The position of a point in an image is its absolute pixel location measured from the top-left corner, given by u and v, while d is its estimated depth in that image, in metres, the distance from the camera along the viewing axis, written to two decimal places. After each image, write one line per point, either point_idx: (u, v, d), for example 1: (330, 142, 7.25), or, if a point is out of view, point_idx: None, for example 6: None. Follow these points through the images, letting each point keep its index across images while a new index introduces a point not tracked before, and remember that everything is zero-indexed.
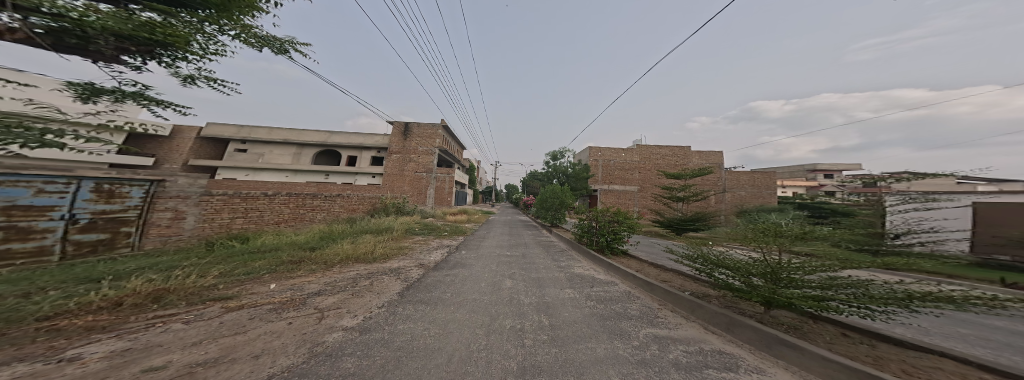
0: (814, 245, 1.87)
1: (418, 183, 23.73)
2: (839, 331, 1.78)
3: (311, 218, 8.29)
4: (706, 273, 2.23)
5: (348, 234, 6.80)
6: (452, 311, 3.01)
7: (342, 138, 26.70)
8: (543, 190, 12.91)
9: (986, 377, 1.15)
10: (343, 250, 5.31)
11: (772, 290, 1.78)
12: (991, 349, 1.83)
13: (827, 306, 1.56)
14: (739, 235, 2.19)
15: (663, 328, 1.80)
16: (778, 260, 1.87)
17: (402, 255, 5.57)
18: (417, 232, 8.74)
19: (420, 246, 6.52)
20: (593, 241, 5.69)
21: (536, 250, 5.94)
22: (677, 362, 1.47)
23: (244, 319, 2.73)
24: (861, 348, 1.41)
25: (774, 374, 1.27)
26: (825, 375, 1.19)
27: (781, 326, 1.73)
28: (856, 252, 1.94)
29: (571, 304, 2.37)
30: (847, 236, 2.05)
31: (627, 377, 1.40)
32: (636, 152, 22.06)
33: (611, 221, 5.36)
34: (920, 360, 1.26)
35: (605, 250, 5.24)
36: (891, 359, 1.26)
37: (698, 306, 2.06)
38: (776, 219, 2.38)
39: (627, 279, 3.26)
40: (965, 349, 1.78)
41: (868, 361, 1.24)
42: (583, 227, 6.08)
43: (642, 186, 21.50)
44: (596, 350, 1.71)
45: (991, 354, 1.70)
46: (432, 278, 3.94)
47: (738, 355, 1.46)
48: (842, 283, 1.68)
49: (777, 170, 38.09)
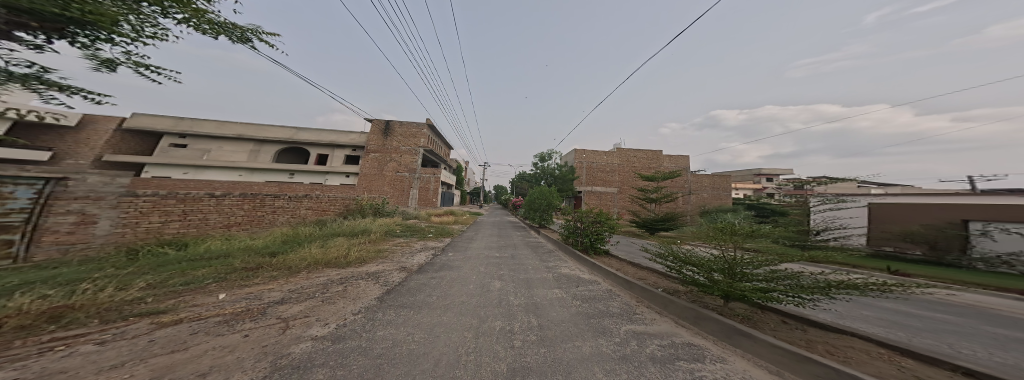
0: (760, 242, 2.22)
1: (400, 184, 22.67)
2: (780, 318, 2.13)
3: (269, 221, 7.44)
4: (675, 270, 2.51)
5: (316, 238, 6.19)
6: (438, 315, 2.96)
7: (310, 134, 24.12)
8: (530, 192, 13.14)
9: (884, 351, 1.46)
10: (311, 255, 4.86)
11: (730, 284, 2.08)
12: (883, 327, 2.33)
13: (770, 296, 1.89)
14: (703, 234, 2.48)
15: (640, 324, 1.99)
16: (734, 256, 2.20)
17: (380, 259, 5.26)
18: (396, 234, 8.26)
19: (402, 249, 6.22)
20: (578, 241, 5.97)
21: (524, 251, 6.03)
22: (653, 356, 1.65)
23: (183, 334, 2.38)
24: (796, 333, 1.72)
25: (732, 361, 1.51)
26: (775, 360, 1.44)
27: (737, 317, 2.02)
28: (791, 247, 2.34)
29: (558, 304, 2.50)
30: (784, 233, 2.45)
31: (610, 374, 1.55)
32: (616, 155, 23.38)
33: (594, 221, 5.64)
34: (838, 341, 1.58)
35: (589, 250, 5.53)
36: (817, 341, 1.56)
37: (669, 302, 2.33)
38: (730, 218, 2.73)
39: (609, 278, 3.48)
40: (866, 328, 2.26)
41: (802, 345, 1.52)
42: (569, 228, 6.34)
43: (622, 188, 22.85)
44: (582, 348, 1.85)
45: (884, 331, 2.17)
46: (415, 281, 3.82)
47: (705, 346, 1.68)
48: (781, 275, 2.03)
49: (731, 173, 43.08)
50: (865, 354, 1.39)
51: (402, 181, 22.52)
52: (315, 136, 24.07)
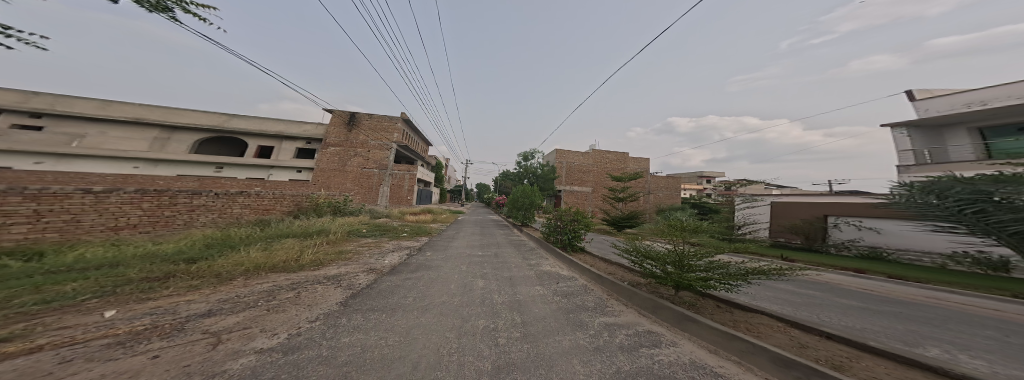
0: (702, 236, 2.70)
1: (365, 179, 21.82)
2: (716, 303, 2.69)
3: (185, 222, 6.61)
4: (639, 264, 2.95)
5: (255, 241, 5.22)
6: (416, 317, 2.93)
7: (246, 122, 22.47)
8: (513, 191, 13.20)
9: (775, 324, 2.07)
10: (250, 258, 4.18)
11: (680, 275, 2.56)
12: (778, 303, 3.11)
13: (709, 284, 2.42)
14: (662, 231, 2.91)
15: (611, 316, 2.36)
16: (684, 250, 2.67)
17: (344, 260, 4.84)
18: (361, 234, 7.63)
19: (370, 249, 5.83)
20: (558, 238, 6.30)
21: (506, 250, 6.22)
22: (622, 345, 1.98)
23: (46, 365, 1.74)
24: (728, 315, 2.24)
25: (682, 344, 1.96)
26: (710, 340, 1.97)
27: (685, 304, 2.51)
28: (723, 240, 2.91)
29: (540, 301, 2.86)
30: (718, 228, 3.03)
31: (586, 363, 1.88)
32: (591, 156, 24.82)
33: (572, 219, 5.98)
34: (752, 319, 2.13)
35: (568, 247, 5.89)
36: (742, 322, 2.07)
37: (633, 294, 2.82)
38: (680, 215, 3.22)
39: (584, 273, 3.93)
40: (767, 304, 3.02)
41: (731, 324, 2.05)
42: (550, 226, 6.65)
43: (596, 186, 24.22)
44: (562, 342, 2.16)
45: (776, 306, 2.95)
46: (386, 283, 3.71)
47: (660, 332, 2.10)
48: (716, 265, 2.57)
49: (682, 174, 49.51)
50: (770, 328, 1.95)
51: (369, 176, 21.73)
52: (253, 125, 22.46)
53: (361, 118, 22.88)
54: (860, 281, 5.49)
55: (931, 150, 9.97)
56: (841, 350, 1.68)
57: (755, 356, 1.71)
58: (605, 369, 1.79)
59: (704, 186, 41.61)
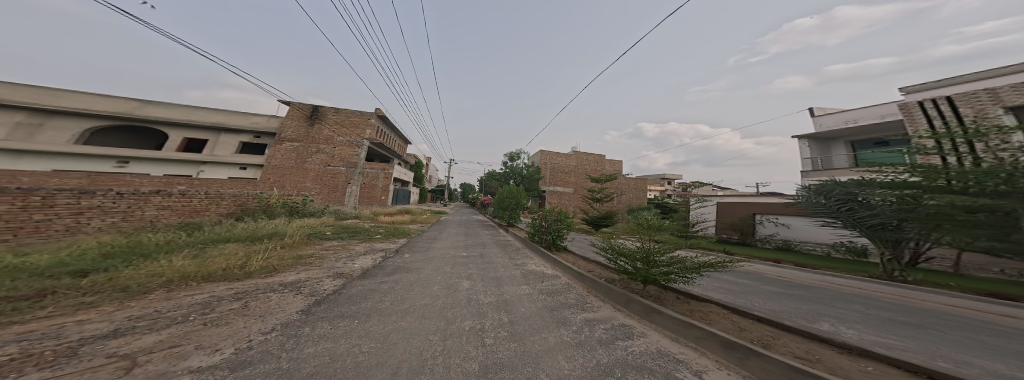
0: (664, 233, 3.05)
1: (331, 178, 21.60)
2: (676, 295, 3.26)
3: (68, 228, 5.78)
4: (614, 261, 3.28)
5: (177, 249, 4.47)
6: (394, 321, 2.79)
7: (174, 114, 21.03)
8: (499, 192, 13.09)
9: (709, 310, 2.83)
10: (178, 266, 3.60)
11: (648, 271, 2.94)
12: (718, 291, 3.73)
13: (669, 277, 2.89)
14: (632, 230, 3.20)
15: (591, 312, 2.78)
16: (650, 247, 3.01)
17: (305, 265, 4.47)
18: (325, 237, 7.29)
19: (336, 253, 5.47)
20: (542, 238, 6.47)
21: (492, 250, 6.36)
22: (600, 338, 2.37)
23: None
24: (685, 304, 2.95)
25: (649, 334, 2.51)
26: (672, 328, 2.56)
27: (650, 296, 3.09)
28: (681, 237, 3.33)
29: (526, 300, 3.15)
30: (677, 226, 3.45)
31: (570, 358, 2.06)
32: (573, 157, 25.61)
33: (556, 220, 6.24)
34: (696, 306, 2.92)
35: (552, 246, 6.12)
36: (698, 311, 2.80)
37: (609, 290, 3.37)
38: (646, 214, 3.56)
39: (566, 272, 4.39)
40: (711, 293, 3.62)
41: (689, 313, 2.74)
42: (535, 226, 6.82)
43: (577, 186, 25.08)
44: (549, 339, 2.35)
45: (718, 294, 3.55)
46: (356, 289, 3.52)
47: (632, 324, 2.63)
48: (676, 260, 2.98)
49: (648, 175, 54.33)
50: (713, 315, 2.71)
51: (335, 175, 21.63)
52: (176, 115, 21.16)
53: (327, 113, 22.61)
54: (781, 269, 6.74)
55: (821, 158, 12.67)
56: (766, 329, 2.42)
57: (704, 334, 2.31)
58: (587, 361, 2.03)
59: (668, 188, 45.81)
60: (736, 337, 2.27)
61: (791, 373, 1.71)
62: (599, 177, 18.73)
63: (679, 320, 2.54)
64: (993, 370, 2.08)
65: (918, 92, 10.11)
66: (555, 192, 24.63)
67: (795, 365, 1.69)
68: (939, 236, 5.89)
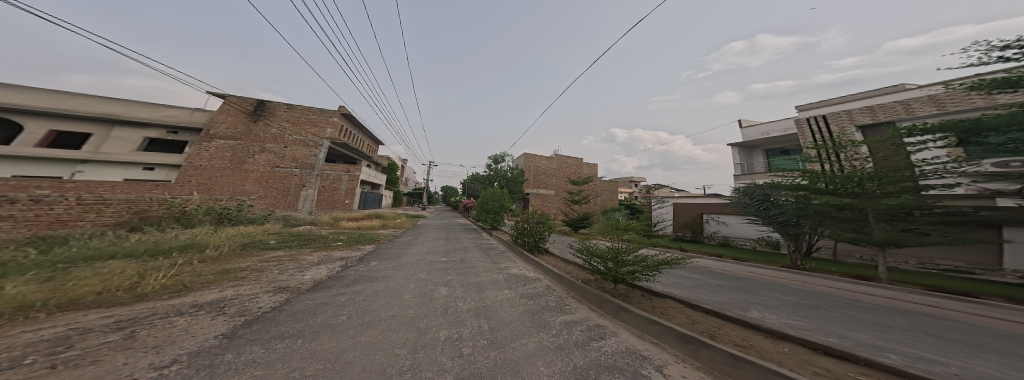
0: (631, 234, 3.35)
1: (281, 181, 18.66)
2: (640, 292, 3.77)
3: None
4: (590, 262, 3.54)
5: (18, 272, 3.33)
6: (351, 338, 2.50)
7: (41, 96, 16.18)
8: (483, 194, 12.83)
9: (664, 305, 3.42)
10: (17, 294, 2.67)
11: (617, 271, 3.25)
12: (675, 286, 4.26)
13: (635, 275, 3.23)
14: (605, 232, 3.45)
15: (568, 314, 3.08)
16: (619, 248, 3.30)
17: (240, 279, 3.81)
18: (266, 246, 6.28)
19: (283, 264, 4.76)
20: (525, 241, 6.58)
21: (474, 254, 6.26)
22: (575, 340, 2.54)
23: None
24: (648, 300, 3.51)
25: (617, 332, 2.82)
26: (637, 323, 2.93)
27: (620, 295, 3.52)
28: (645, 236, 3.69)
29: (508, 306, 3.25)
30: (642, 226, 3.79)
31: (548, 361, 2.15)
32: (553, 161, 26.31)
33: (538, 222, 6.39)
34: (656, 302, 3.48)
35: (534, 249, 6.26)
36: (659, 306, 3.36)
37: (584, 291, 3.73)
38: (617, 215, 3.85)
39: (548, 275, 4.62)
40: (668, 288, 4.12)
41: (651, 309, 3.26)
42: (518, 229, 6.86)
43: (557, 188, 25.78)
44: (528, 344, 2.42)
45: (673, 288, 4.09)
46: (303, 304, 3.09)
47: (603, 323, 2.98)
48: (640, 259, 3.32)
49: (622, 180, 58.28)
50: (668, 308, 3.34)
51: (286, 177, 18.74)
52: (42, 99, 16.20)
53: (278, 110, 20.30)
54: (721, 263, 7.97)
55: (745, 165, 15.10)
56: (713, 321, 3.05)
57: (659, 327, 2.71)
58: (564, 362, 2.15)
59: (637, 190, 49.54)
60: (689, 330, 2.75)
61: (732, 362, 2.04)
62: (577, 181, 19.75)
63: (644, 318, 2.88)
64: (862, 341, 2.98)
65: (808, 109, 12.59)
66: (539, 196, 25.01)
67: (738, 355, 2.02)
68: (822, 229, 7.63)
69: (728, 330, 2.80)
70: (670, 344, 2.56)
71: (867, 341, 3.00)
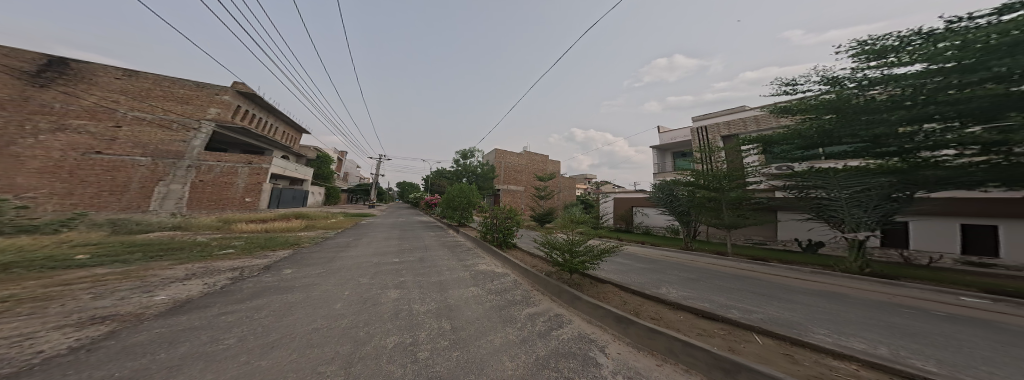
0: (584, 228, 3.63)
1: (113, 174, 15.40)
2: (592, 279, 4.23)
3: None
4: (551, 255, 3.70)
5: None
6: (245, 365, 1.82)
7: None
8: (449, 190, 11.91)
9: (609, 289, 3.96)
10: None
11: (572, 262, 3.51)
12: (615, 271, 4.98)
13: (586, 265, 3.55)
14: (563, 225, 3.66)
15: (533, 307, 3.20)
16: (573, 240, 3.56)
17: (16, 314, 2.40)
18: (81, 264, 4.22)
19: (117, 286, 3.26)
20: (494, 236, 6.52)
21: (437, 253, 5.87)
22: (538, 331, 2.63)
23: None
24: (597, 286, 3.98)
25: (571, 320, 3.07)
26: (589, 308, 3.25)
27: (575, 284, 3.87)
28: (594, 227, 4.06)
29: (474, 303, 3.12)
30: (592, 217, 4.13)
31: (513, 355, 2.15)
32: (522, 157, 26.27)
33: (507, 217, 6.27)
34: (603, 287, 3.97)
35: (503, 244, 6.21)
36: (606, 291, 3.85)
37: (547, 284, 3.95)
38: (575, 209, 4.10)
39: (515, 269, 4.74)
40: (610, 274, 4.77)
41: (600, 294, 3.71)
42: (487, 224, 6.77)
43: (524, 184, 26.03)
44: (495, 340, 2.37)
45: (612, 274, 4.76)
46: (149, 336, 2.12)
47: (561, 313, 3.21)
48: (591, 250, 3.64)
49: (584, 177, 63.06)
50: (612, 292, 3.86)
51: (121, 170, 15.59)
52: None
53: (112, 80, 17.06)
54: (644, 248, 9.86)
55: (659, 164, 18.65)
56: (642, 300, 3.65)
57: (603, 311, 3.08)
58: (530, 356, 2.17)
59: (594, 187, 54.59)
60: (624, 310, 3.24)
61: (653, 335, 2.51)
62: (543, 177, 20.51)
63: (593, 304, 3.20)
64: (724, 303, 4.15)
65: (700, 118, 16.01)
66: (508, 192, 24.91)
67: (653, 328, 2.52)
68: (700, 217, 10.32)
69: (655, 307, 3.43)
70: (610, 325, 2.95)
71: (715, 300, 4.18)
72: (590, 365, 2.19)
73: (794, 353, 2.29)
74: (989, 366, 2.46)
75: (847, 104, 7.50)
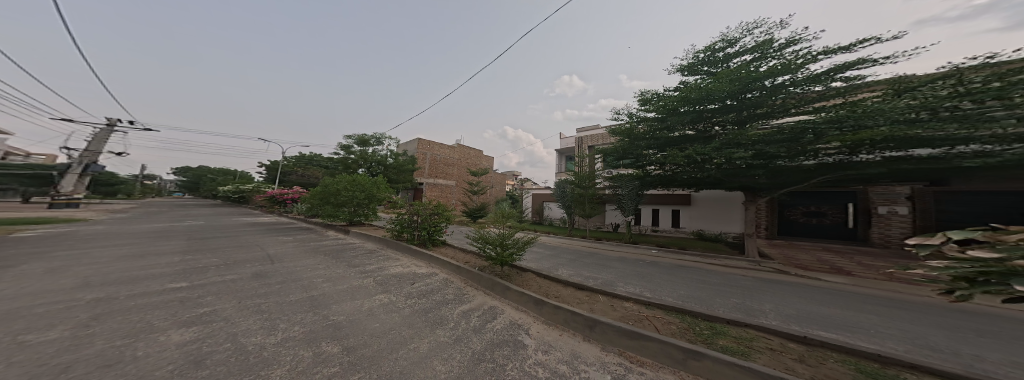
0: (513, 223, 3.84)
1: None
2: (520, 270, 4.58)
3: None
4: (482, 249, 3.75)
5: None
6: None
7: None
8: (326, 180, 9.75)
9: (534, 277, 4.39)
10: None
11: (502, 256, 3.67)
12: (537, 262, 5.55)
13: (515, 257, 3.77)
14: (496, 220, 3.77)
15: (465, 304, 3.18)
16: (504, 234, 3.73)
17: None
18: None
19: None
20: (413, 235, 5.97)
21: (332, 262, 4.86)
22: (472, 327, 2.64)
23: None
24: (523, 276, 4.33)
25: (502, 310, 3.24)
26: (518, 297, 3.50)
27: (505, 276, 4.09)
28: (519, 221, 4.32)
29: (397, 313, 2.80)
30: (518, 213, 4.38)
31: (447, 357, 2.08)
32: (454, 150, 25.34)
33: (432, 214, 5.94)
34: (528, 276, 4.36)
35: (427, 243, 5.82)
36: (531, 279, 4.24)
37: (480, 278, 3.99)
38: (506, 205, 4.28)
39: (443, 268, 4.57)
40: (532, 264, 5.28)
41: (526, 283, 4.02)
42: (402, 223, 6.09)
43: (450, 178, 24.74)
44: (427, 346, 2.23)
45: (534, 263, 5.29)
46: None
47: (493, 305, 3.33)
48: (520, 243, 3.90)
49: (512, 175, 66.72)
50: (535, 279, 4.30)
51: None
52: None
53: None
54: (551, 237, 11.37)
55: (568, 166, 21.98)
56: (556, 284, 4.21)
57: (530, 299, 3.39)
58: (465, 354, 2.16)
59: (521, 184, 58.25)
60: (544, 295, 3.67)
61: (570, 317, 2.96)
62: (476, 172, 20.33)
63: (520, 291, 3.50)
64: (585, 271, 5.32)
65: (586, 129, 19.44)
66: (432, 184, 23.26)
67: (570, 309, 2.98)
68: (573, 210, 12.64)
69: (566, 286, 4.07)
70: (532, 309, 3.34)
71: (580, 272, 5.20)
72: (520, 349, 2.41)
73: (647, 309, 3.26)
74: (664, 290, 4.40)
75: (630, 132, 9.99)
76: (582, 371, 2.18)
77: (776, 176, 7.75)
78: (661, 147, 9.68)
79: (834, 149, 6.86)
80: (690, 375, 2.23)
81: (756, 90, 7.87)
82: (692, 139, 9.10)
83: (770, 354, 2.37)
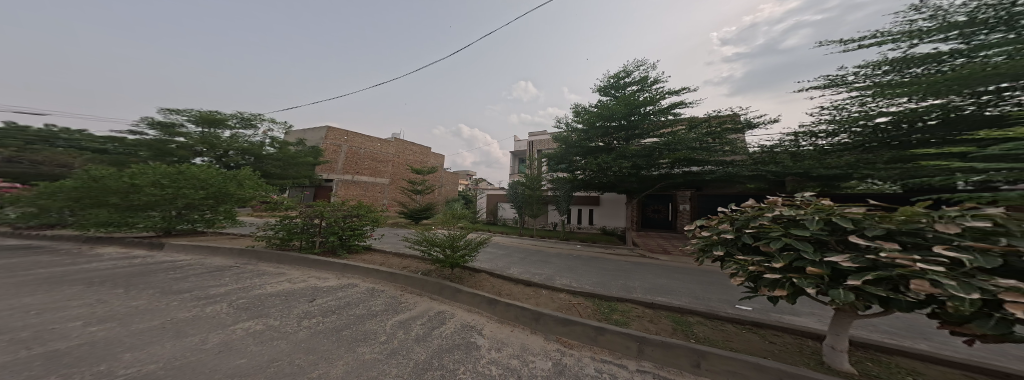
0: (464, 223, 3.74)
1: None
2: (468, 269, 4.55)
3: None
4: (427, 252, 3.55)
5: None
6: None
7: None
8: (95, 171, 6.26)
9: (475, 273, 4.45)
10: None
11: (453, 258, 3.54)
12: (488, 261, 5.56)
13: (466, 259, 3.68)
14: (444, 220, 3.61)
15: (404, 313, 2.96)
16: (455, 235, 3.57)
17: None
18: None
19: None
20: (316, 241, 5.16)
21: (221, 278, 3.88)
22: (415, 335, 2.46)
23: None
24: (471, 275, 4.29)
25: (448, 312, 3.13)
26: (467, 300, 3.43)
27: (456, 278, 4.00)
28: (471, 219, 4.22)
29: (322, 329, 2.41)
30: (470, 213, 4.28)
31: (382, 371, 1.87)
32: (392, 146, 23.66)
33: (351, 215, 5.33)
34: (475, 275, 4.34)
35: (340, 249, 5.24)
36: (474, 277, 4.23)
37: (423, 283, 3.78)
38: (459, 205, 4.18)
39: (368, 276, 4.19)
40: (483, 263, 5.25)
41: (471, 282, 3.97)
42: (288, 228, 5.01)
43: (369, 174, 21.75)
44: (359, 361, 1.97)
45: (484, 263, 5.29)
46: None
47: (439, 309, 3.20)
48: (474, 244, 3.84)
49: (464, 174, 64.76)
50: (475, 276, 4.30)
51: None
52: None
53: None
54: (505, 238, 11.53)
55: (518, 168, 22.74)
56: (501, 281, 4.26)
57: (479, 299, 3.37)
58: (404, 365, 1.99)
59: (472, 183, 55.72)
60: (493, 293, 3.68)
61: (519, 314, 3.03)
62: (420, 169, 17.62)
63: (472, 292, 3.43)
64: (498, 266, 5.40)
65: (536, 133, 20.76)
66: (347, 182, 20.13)
67: (518, 305, 3.07)
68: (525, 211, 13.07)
69: (517, 283, 4.17)
70: (485, 309, 3.28)
71: (528, 269, 5.41)
72: (472, 350, 2.35)
73: (578, 299, 3.55)
74: (567, 278, 4.91)
75: (566, 140, 11.06)
76: (530, 362, 2.25)
77: (642, 182, 10.17)
78: (583, 154, 10.91)
79: (666, 164, 9.60)
80: (603, 350, 2.49)
81: (636, 114, 9.88)
82: (595, 150, 10.60)
83: (639, 321, 2.88)
